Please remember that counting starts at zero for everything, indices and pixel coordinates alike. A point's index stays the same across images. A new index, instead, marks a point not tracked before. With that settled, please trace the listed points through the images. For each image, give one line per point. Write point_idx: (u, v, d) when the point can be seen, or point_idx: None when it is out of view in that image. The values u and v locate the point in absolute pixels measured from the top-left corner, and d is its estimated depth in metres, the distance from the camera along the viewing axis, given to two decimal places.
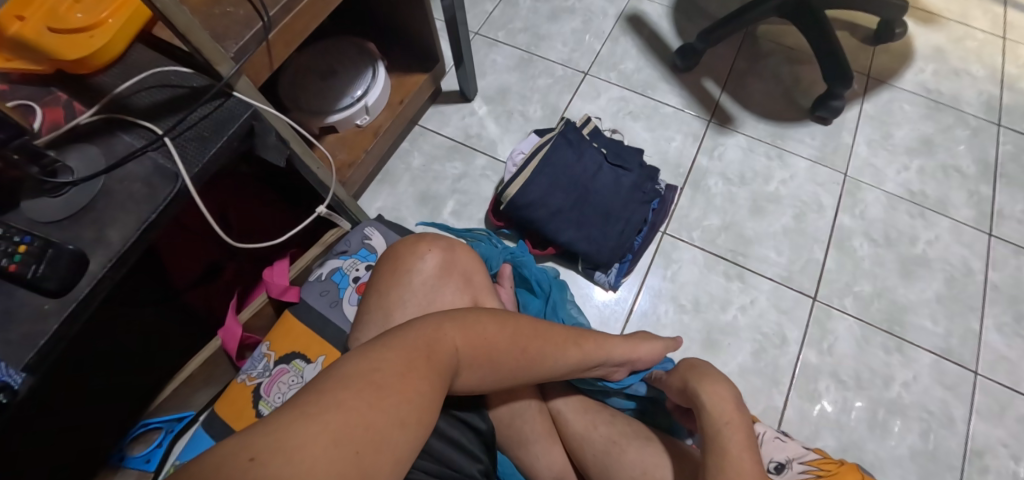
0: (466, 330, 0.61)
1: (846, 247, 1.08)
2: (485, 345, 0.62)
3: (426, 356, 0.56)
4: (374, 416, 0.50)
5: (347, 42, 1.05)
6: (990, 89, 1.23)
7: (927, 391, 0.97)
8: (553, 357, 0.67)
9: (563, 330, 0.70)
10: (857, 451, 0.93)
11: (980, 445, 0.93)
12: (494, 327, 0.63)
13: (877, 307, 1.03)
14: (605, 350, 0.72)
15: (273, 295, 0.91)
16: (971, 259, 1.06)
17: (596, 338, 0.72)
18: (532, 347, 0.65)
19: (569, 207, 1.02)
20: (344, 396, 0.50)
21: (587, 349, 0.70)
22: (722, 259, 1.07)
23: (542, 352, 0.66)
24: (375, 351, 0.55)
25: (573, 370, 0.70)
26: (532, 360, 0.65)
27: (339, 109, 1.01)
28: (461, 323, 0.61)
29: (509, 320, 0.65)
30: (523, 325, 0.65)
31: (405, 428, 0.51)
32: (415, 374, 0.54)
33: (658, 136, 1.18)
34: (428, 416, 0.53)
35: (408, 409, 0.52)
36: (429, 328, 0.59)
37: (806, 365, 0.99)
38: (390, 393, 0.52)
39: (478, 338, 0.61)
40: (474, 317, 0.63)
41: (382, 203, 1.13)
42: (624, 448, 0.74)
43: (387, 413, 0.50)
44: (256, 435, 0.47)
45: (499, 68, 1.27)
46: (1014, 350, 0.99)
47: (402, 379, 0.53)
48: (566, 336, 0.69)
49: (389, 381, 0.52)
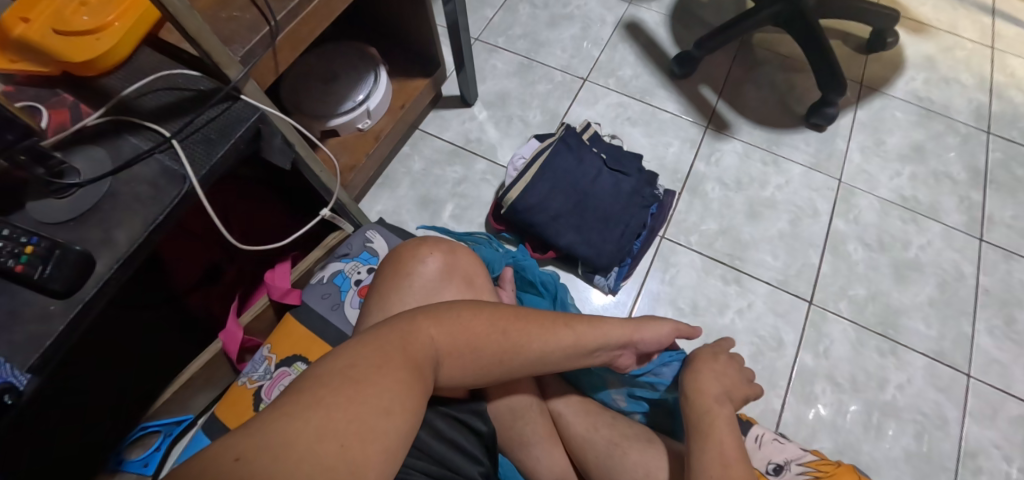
0: (441, 321, 0.62)
1: (840, 251, 1.10)
2: (463, 333, 0.62)
3: (402, 349, 0.57)
4: (355, 408, 0.50)
5: (351, 47, 1.06)
6: (980, 97, 1.26)
7: (921, 393, 0.98)
8: (541, 340, 0.65)
9: (547, 314, 0.68)
10: (853, 453, 0.95)
11: (973, 446, 0.95)
12: (471, 315, 0.63)
13: (872, 310, 1.05)
14: (595, 328, 0.70)
15: (275, 297, 0.91)
16: (962, 263, 1.08)
17: (588, 319, 0.70)
18: (514, 329, 0.64)
19: (569, 211, 1.03)
20: (323, 392, 0.51)
21: (577, 330, 0.68)
22: (719, 263, 1.09)
23: (527, 334, 0.65)
24: (351, 348, 0.56)
25: (569, 353, 0.68)
26: (518, 344, 0.64)
27: (340, 113, 1.02)
28: (436, 315, 0.62)
29: (486, 307, 0.65)
30: (501, 311, 0.65)
31: (390, 418, 0.51)
32: (392, 365, 0.55)
33: (656, 141, 1.20)
34: (413, 406, 0.54)
35: (389, 398, 0.52)
36: (404, 324, 0.60)
37: (802, 368, 1.00)
38: (368, 384, 0.52)
39: (455, 328, 0.62)
40: (450, 309, 0.63)
41: (383, 206, 1.14)
42: (627, 450, 0.75)
43: (369, 403, 0.51)
44: (246, 434, 0.47)
45: (500, 74, 1.28)
46: (1006, 353, 1.01)
47: (380, 371, 0.54)
48: (550, 316, 0.68)
49: (367, 375, 0.53)
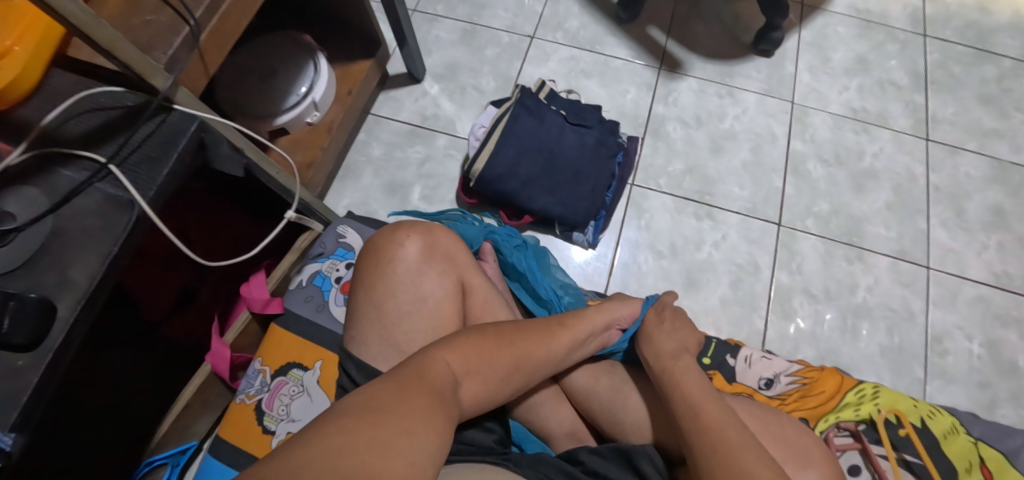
0: (458, 349, 0.63)
1: (801, 172, 1.14)
2: (479, 358, 0.64)
3: (421, 378, 0.58)
4: (376, 429, 0.51)
5: (284, 38, 1.02)
6: (914, 2, 1.29)
7: (889, 292, 1.05)
8: (543, 347, 0.70)
9: (542, 321, 0.74)
10: (834, 356, 1.01)
11: (939, 331, 1.03)
12: (484, 341, 0.66)
13: (836, 223, 1.10)
14: (587, 323, 0.78)
15: (257, 310, 0.92)
16: (913, 165, 1.14)
17: (573, 318, 0.77)
18: (520, 343, 0.68)
19: (538, 174, 1.03)
20: (344, 421, 0.52)
21: (572, 328, 0.75)
22: (690, 201, 1.11)
23: (529, 347, 0.69)
24: (372, 383, 0.57)
25: (565, 352, 0.74)
26: (526, 357, 0.68)
27: (286, 109, 0.98)
28: (452, 344, 0.64)
29: (496, 332, 0.68)
30: (507, 334, 0.68)
31: (412, 438, 0.52)
32: (412, 392, 0.56)
33: (613, 90, 1.20)
34: (434, 427, 0.54)
35: (410, 420, 0.53)
36: (422, 356, 0.61)
37: (779, 287, 1.06)
38: (389, 410, 0.53)
39: (469, 351, 0.63)
40: (463, 337, 0.65)
41: (350, 199, 1.11)
42: (629, 395, 0.78)
43: (389, 425, 0.52)
44: (265, 467, 0.48)
45: (445, 43, 1.24)
46: (959, 242, 1.08)
47: (399, 398, 0.55)
48: (547, 327, 0.72)
49: (386, 402, 0.54)
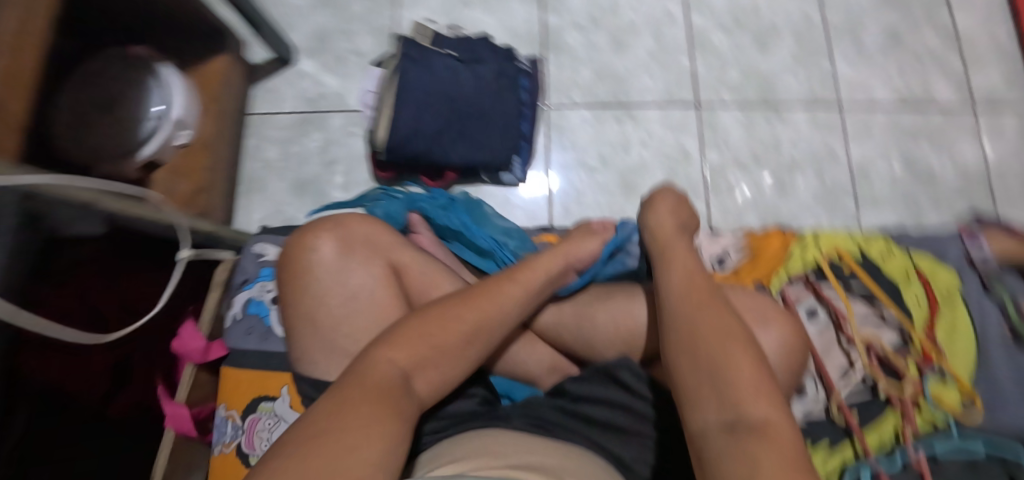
0: (400, 340, 0.52)
1: (705, 45, 1.11)
2: (429, 344, 0.53)
3: (361, 385, 0.47)
4: (314, 460, 0.41)
5: (113, 57, 0.86)
6: None
7: (810, 140, 1.08)
8: (505, 305, 0.59)
9: (496, 276, 0.63)
10: (775, 214, 1.05)
11: (861, 164, 1.07)
12: (432, 323, 0.54)
13: (750, 88, 1.10)
14: (550, 259, 0.67)
15: (199, 360, 0.82)
16: (806, 8, 1.14)
17: (534, 261, 0.66)
18: (476, 310, 0.57)
19: (446, 126, 0.95)
20: (278, 463, 0.41)
21: (534, 272, 0.64)
22: (608, 106, 1.08)
23: (486, 310, 0.58)
24: (308, 409, 0.46)
25: (533, 302, 0.63)
26: (486, 324, 0.57)
27: (148, 139, 0.85)
28: (392, 337, 0.52)
29: (447, 306, 0.56)
30: (457, 305, 0.56)
31: (357, 463, 0.41)
32: (353, 404, 0.45)
33: (499, 14, 1.10)
34: (384, 442, 0.44)
35: (352, 440, 0.42)
36: (359, 360, 0.50)
37: (712, 166, 1.06)
38: (327, 433, 0.43)
39: (415, 339, 0.52)
40: (407, 325, 0.54)
41: (261, 214, 1.00)
42: (598, 312, 0.70)
43: (328, 452, 0.41)
44: None
45: (304, 10, 1.09)
46: (863, 74, 1.11)
47: (339, 416, 0.44)
48: (502, 281, 0.61)
49: (325, 426, 0.43)
